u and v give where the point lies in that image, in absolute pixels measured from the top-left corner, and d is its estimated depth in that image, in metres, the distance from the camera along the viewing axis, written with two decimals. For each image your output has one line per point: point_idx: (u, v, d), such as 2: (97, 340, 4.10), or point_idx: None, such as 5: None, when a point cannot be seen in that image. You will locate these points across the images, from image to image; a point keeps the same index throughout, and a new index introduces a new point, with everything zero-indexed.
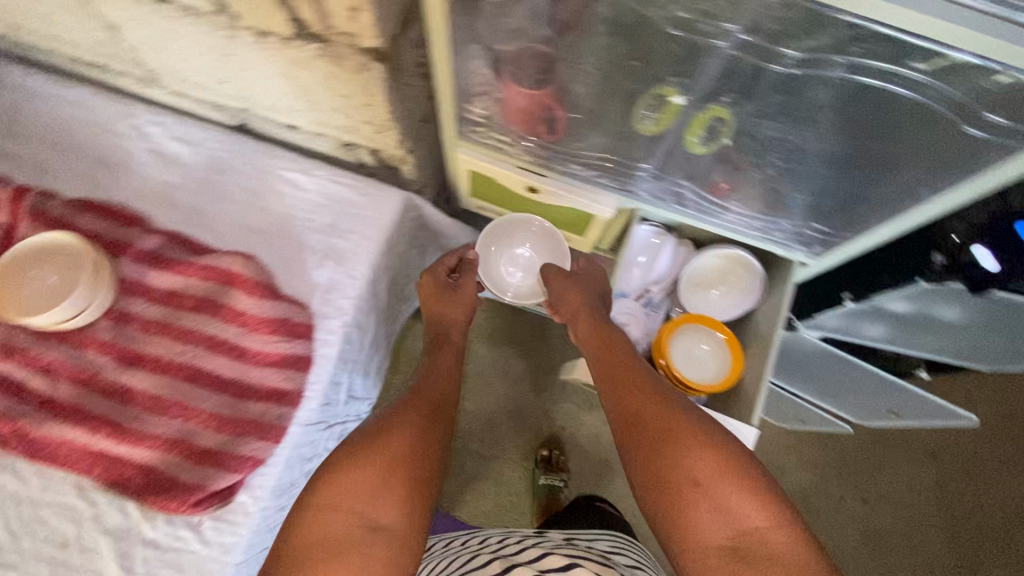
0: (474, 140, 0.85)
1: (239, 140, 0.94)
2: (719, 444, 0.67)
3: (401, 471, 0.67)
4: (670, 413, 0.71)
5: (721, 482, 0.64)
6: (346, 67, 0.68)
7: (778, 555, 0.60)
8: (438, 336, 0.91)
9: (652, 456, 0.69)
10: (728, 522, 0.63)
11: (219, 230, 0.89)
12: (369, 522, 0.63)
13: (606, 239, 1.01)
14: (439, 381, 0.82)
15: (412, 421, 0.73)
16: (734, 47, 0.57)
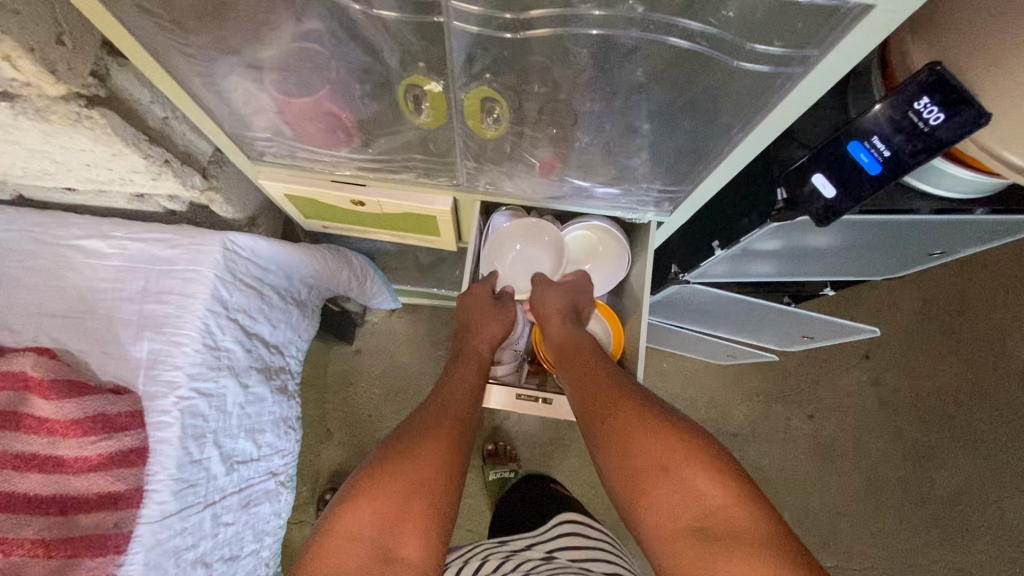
0: (273, 164, 0.74)
1: (14, 215, 0.81)
2: (683, 426, 0.67)
3: (422, 497, 0.67)
4: (631, 403, 0.70)
5: (688, 465, 0.63)
6: (56, 121, 0.57)
7: (742, 533, 0.58)
8: (459, 349, 0.86)
9: (618, 441, 0.68)
10: (692, 503, 0.62)
11: (15, 325, 0.77)
12: (386, 554, 0.64)
13: (467, 232, 0.93)
14: (462, 398, 0.78)
15: (437, 442, 0.71)
16: (475, 22, 0.48)
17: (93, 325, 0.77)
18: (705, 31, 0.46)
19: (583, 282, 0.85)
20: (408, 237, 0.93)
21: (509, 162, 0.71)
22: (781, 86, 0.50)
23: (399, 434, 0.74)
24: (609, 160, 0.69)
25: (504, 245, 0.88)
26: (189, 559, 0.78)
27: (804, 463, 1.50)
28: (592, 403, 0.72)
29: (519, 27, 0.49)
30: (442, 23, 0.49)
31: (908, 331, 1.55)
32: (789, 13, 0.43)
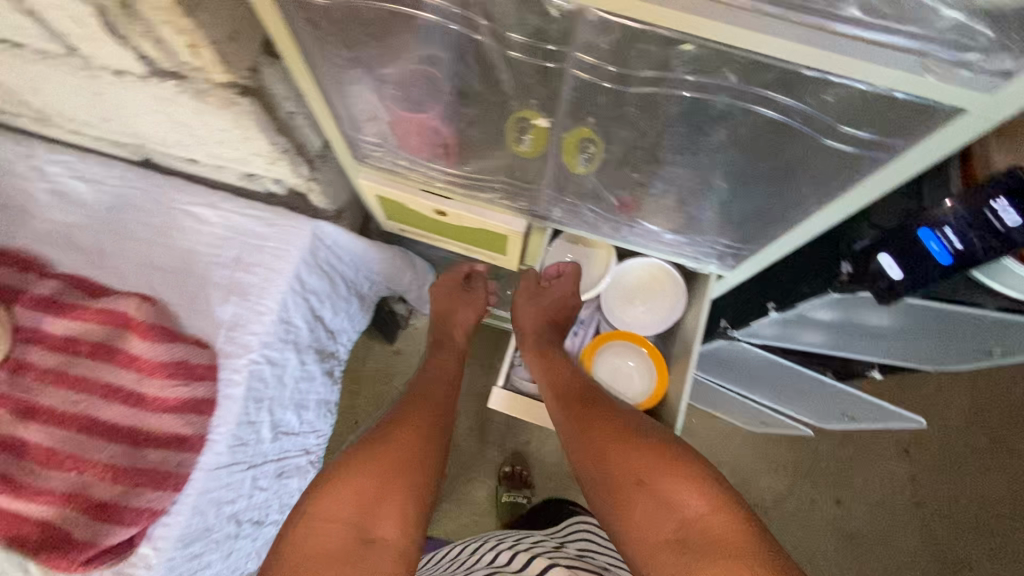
0: (374, 165, 0.82)
1: (140, 175, 0.92)
2: (660, 441, 0.73)
3: (399, 485, 0.77)
4: (610, 421, 0.77)
5: (664, 478, 0.70)
6: (211, 102, 0.66)
7: (716, 539, 0.65)
8: (439, 335, 1.02)
9: (596, 456, 0.75)
10: (672, 516, 0.68)
11: (123, 270, 0.87)
12: (366, 535, 0.73)
13: (531, 254, 0.97)
14: (438, 398, 0.90)
15: (413, 439, 0.81)
16: (589, 73, 0.54)
17: (188, 282, 0.86)
18: (799, 108, 0.50)
19: (564, 296, 0.91)
20: (479, 252, 0.99)
21: (587, 196, 0.76)
22: (864, 166, 0.53)
23: (375, 432, 0.83)
24: (680, 209, 0.74)
25: (554, 259, 0.93)
26: (225, 513, 0.84)
27: (826, 548, 1.45)
28: (568, 415, 0.80)
29: (631, 82, 0.54)
30: (560, 68, 0.55)
31: (953, 430, 1.49)
32: (882, 104, 0.47)
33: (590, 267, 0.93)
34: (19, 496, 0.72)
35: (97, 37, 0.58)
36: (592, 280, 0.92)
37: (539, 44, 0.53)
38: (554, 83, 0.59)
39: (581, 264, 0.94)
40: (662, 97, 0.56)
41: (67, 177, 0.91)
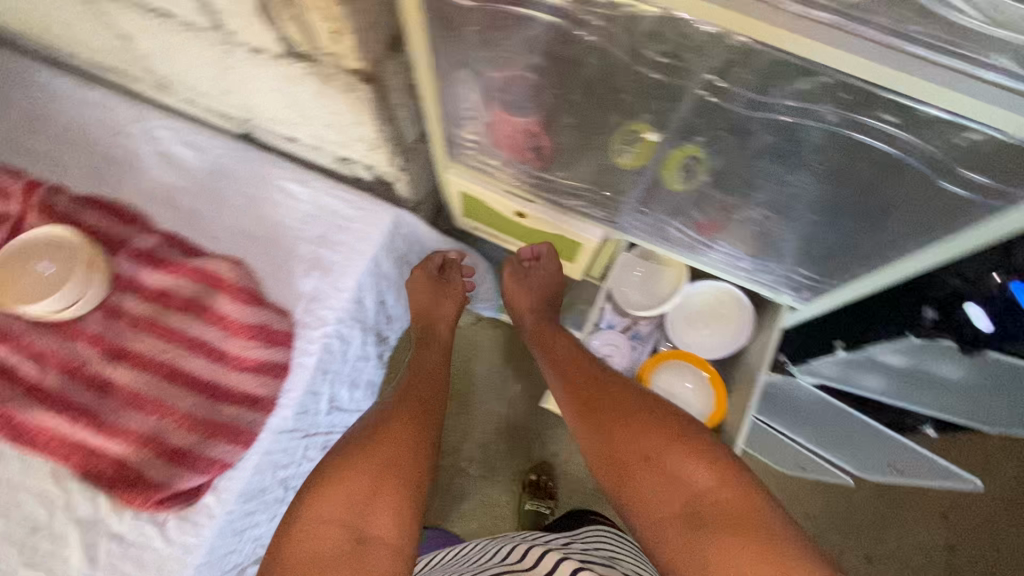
0: (465, 163, 0.85)
1: (240, 148, 0.97)
2: (666, 416, 0.74)
3: (394, 483, 0.75)
4: (614, 397, 0.78)
5: (672, 452, 0.71)
6: (335, 86, 0.70)
7: (726, 511, 0.65)
8: (424, 333, 0.99)
9: (603, 432, 0.76)
10: (680, 490, 0.68)
11: (215, 234, 0.92)
12: (361, 533, 0.71)
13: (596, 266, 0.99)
14: (429, 392, 0.88)
15: (405, 436, 0.80)
16: (712, 91, 0.56)
17: (275, 252, 0.91)
18: (920, 148, 0.50)
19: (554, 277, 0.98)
20: (555, 261, 1.01)
21: (672, 213, 0.78)
22: (974, 214, 0.54)
23: (368, 428, 0.81)
24: (762, 240, 0.77)
25: (624, 271, 0.92)
26: (278, 477, 0.88)
27: None
28: (573, 392, 0.81)
29: (753, 106, 0.56)
30: (684, 86, 0.57)
31: (996, 501, 1.44)
32: (1010, 153, 0.46)
33: (659, 283, 0.92)
34: (105, 432, 0.77)
35: (249, 16, 0.63)
36: (660, 297, 0.91)
37: (672, 63, 0.55)
38: (666, 104, 0.61)
39: (649, 279, 0.93)
40: (777, 126, 0.58)
41: (174, 142, 0.97)
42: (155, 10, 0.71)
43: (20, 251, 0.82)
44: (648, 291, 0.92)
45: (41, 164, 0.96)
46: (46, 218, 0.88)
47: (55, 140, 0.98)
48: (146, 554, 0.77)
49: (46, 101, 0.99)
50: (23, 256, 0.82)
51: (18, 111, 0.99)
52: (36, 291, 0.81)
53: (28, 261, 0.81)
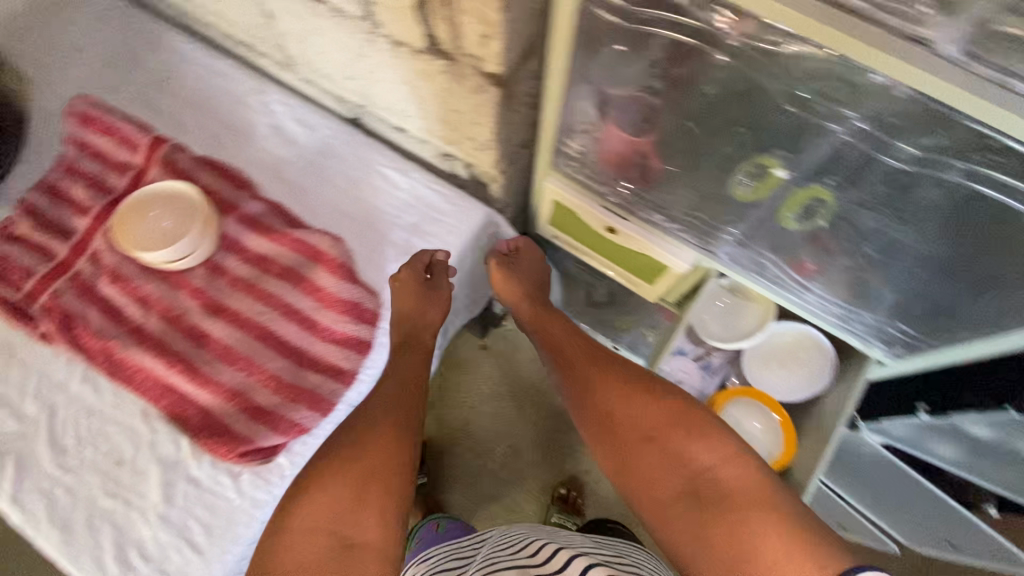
0: (567, 173, 0.86)
1: (348, 131, 1.02)
2: (665, 400, 0.84)
3: (373, 492, 0.75)
4: (615, 385, 0.87)
5: (672, 434, 0.81)
6: (465, 85, 0.73)
7: (723, 488, 0.76)
8: (408, 337, 0.91)
9: (608, 417, 0.86)
10: (682, 468, 0.78)
11: (315, 209, 0.97)
12: (346, 540, 0.71)
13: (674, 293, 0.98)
14: (405, 397, 0.85)
15: (378, 447, 0.78)
16: (848, 133, 0.61)
17: (370, 234, 0.95)
18: None
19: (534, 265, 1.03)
20: (632, 280, 1.00)
21: (774, 248, 0.80)
22: None
23: (342, 437, 0.80)
24: (858, 289, 0.79)
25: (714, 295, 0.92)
26: None
27: None
28: (579, 377, 0.90)
29: (883, 151, 0.60)
30: (830, 127, 0.61)
31: None
32: None
33: (745, 315, 0.92)
34: (198, 381, 0.82)
35: (404, 11, 0.66)
36: (744, 329, 0.91)
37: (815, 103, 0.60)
38: (811, 138, 0.65)
39: (735, 308, 0.92)
40: (917, 174, 0.61)
41: (288, 118, 1.03)
42: None
43: (142, 200, 0.87)
44: (732, 320, 0.92)
45: (165, 123, 1.03)
46: (168, 172, 0.94)
47: (180, 102, 1.04)
48: (218, 502, 0.79)
49: (178, 66, 1.06)
50: (145, 205, 0.87)
51: (152, 71, 1.06)
52: (153, 240, 0.86)
53: (149, 211, 0.87)
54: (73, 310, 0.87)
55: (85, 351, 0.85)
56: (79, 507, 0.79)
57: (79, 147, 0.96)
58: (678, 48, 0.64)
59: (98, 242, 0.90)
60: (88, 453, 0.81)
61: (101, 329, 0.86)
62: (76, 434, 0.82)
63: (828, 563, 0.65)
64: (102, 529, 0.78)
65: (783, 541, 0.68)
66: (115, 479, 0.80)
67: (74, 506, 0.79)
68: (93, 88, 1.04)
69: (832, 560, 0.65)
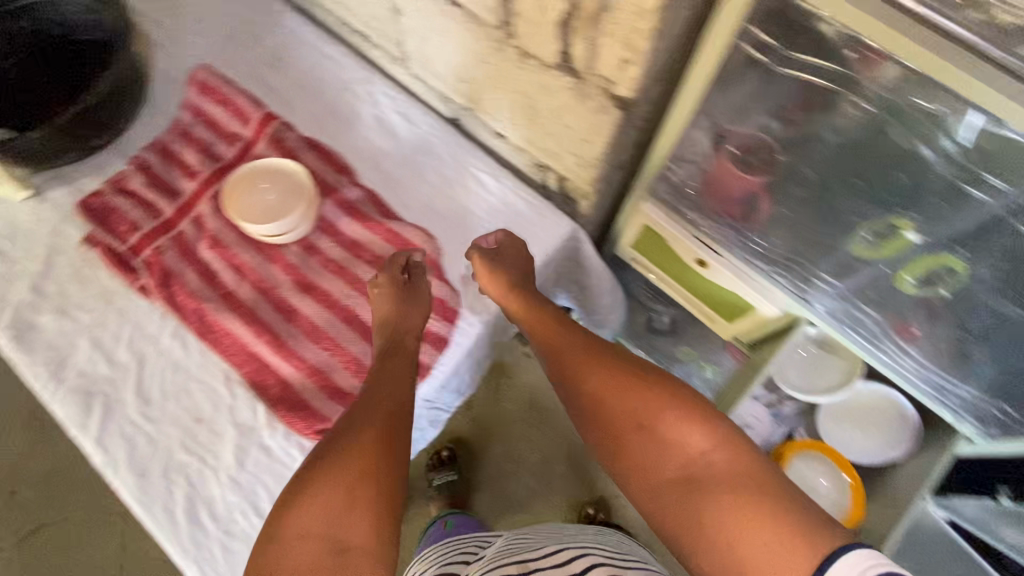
0: (667, 200, 0.86)
1: (446, 131, 1.04)
2: (654, 385, 0.76)
3: (367, 493, 0.67)
4: (603, 373, 0.80)
5: (663, 419, 0.73)
6: (587, 104, 0.73)
7: (717, 473, 0.68)
8: (390, 343, 0.83)
9: (597, 402, 0.79)
10: (675, 453, 0.71)
11: (407, 202, 0.99)
12: (339, 544, 0.63)
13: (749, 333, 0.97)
14: (396, 397, 0.77)
15: (370, 447, 0.71)
16: (1004, 207, 0.63)
17: (457, 234, 0.97)
18: None
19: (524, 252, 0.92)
20: (711, 318, 0.98)
21: (881, 306, 0.82)
22: None
23: (333, 441, 0.72)
24: (958, 361, 0.82)
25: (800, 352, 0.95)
26: None
27: None
28: (567, 368, 0.83)
29: None
30: (982, 200, 0.64)
31: None
32: None
33: (828, 374, 0.94)
34: (283, 353, 0.85)
35: (545, 25, 0.67)
36: (830, 387, 0.94)
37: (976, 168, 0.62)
38: (953, 204, 0.67)
39: (821, 366, 0.95)
40: None
41: (390, 110, 1.06)
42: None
43: (252, 173, 0.92)
44: (817, 377, 0.95)
45: (274, 99, 1.07)
46: (274, 148, 0.98)
47: (290, 81, 1.08)
48: (286, 475, 0.82)
49: (292, 46, 1.10)
50: (254, 177, 0.92)
51: (268, 48, 1.10)
52: (257, 212, 0.90)
53: (258, 184, 0.92)
54: (172, 269, 0.91)
55: (179, 308, 0.89)
56: (157, 456, 0.82)
57: (195, 113, 1.01)
58: (810, 93, 0.67)
59: (203, 206, 0.94)
60: (170, 407, 0.85)
61: (197, 290, 0.89)
62: (161, 386, 0.86)
63: (822, 548, 0.58)
64: (177, 482, 0.81)
65: (776, 535, 0.61)
66: (193, 436, 0.83)
67: (152, 455, 0.82)
68: (212, 58, 1.09)
69: (828, 547, 0.58)
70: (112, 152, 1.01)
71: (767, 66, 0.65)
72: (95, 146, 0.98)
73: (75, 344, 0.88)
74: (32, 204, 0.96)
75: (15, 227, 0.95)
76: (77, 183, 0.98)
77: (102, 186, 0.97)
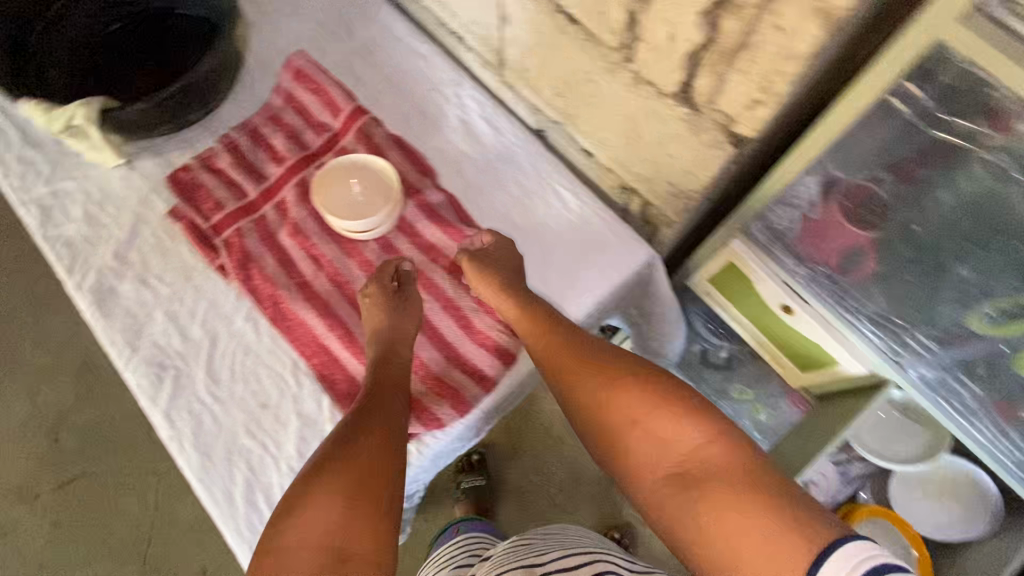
0: (758, 240, 0.84)
1: (531, 142, 1.03)
2: (647, 382, 0.76)
3: (365, 501, 0.66)
4: (599, 374, 0.78)
5: (655, 415, 0.73)
6: (699, 137, 0.71)
7: (714, 469, 0.67)
8: (383, 353, 0.82)
9: (592, 406, 0.78)
10: (673, 449, 0.71)
11: (485, 210, 0.98)
12: (338, 553, 0.61)
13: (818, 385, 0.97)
14: (389, 403, 0.77)
15: (367, 454, 0.70)
16: None
17: (534, 248, 0.96)
18: None
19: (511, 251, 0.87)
20: (783, 362, 0.98)
21: (987, 384, 0.77)
22: None
23: (330, 450, 0.71)
24: None
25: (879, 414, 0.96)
26: (457, 449, 0.93)
27: None
28: (559, 373, 0.81)
29: None
30: None
31: None
32: None
33: (904, 442, 0.94)
34: (354, 350, 0.86)
35: (671, 56, 0.65)
36: (906, 456, 0.93)
37: None
38: None
39: (900, 434, 0.95)
40: None
41: (476, 115, 1.05)
42: (563, 12, 0.75)
43: (342, 167, 0.93)
44: (895, 443, 0.94)
45: (361, 92, 1.07)
46: (361, 143, 0.98)
47: (380, 75, 1.08)
48: None
49: (385, 40, 1.10)
50: (343, 172, 0.93)
51: (361, 40, 1.10)
52: (342, 206, 0.91)
53: (346, 179, 0.93)
54: (252, 252, 0.92)
55: (254, 292, 0.90)
56: (222, 437, 0.83)
57: (286, 98, 1.02)
58: (944, 155, 0.65)
59: (287, 193, 0.95)
60: (238, 389, 0.86)
61: (275, 276, 0.90)
62: (231, 368, 0.87)
63: (817, 536, 0.57)
64: (238, 465, 0.82)
65: (772, 532, 0.60)
66: (257, 421, 0.84)
67: (217, 435, 0.84)
68: (306, 45, 1.09)
69: (824, 537, 0.57)
70: (203, 128, 1.02)
71: (904, 116, 0.63)
72: (188, 121, 0.99)
73: (152, 315, 0.90)
74: (123, 171, 0.98)
75: (106, 192, 0.97)
76: (167, 156, 1.00)
77: (190, 161, 0.98)
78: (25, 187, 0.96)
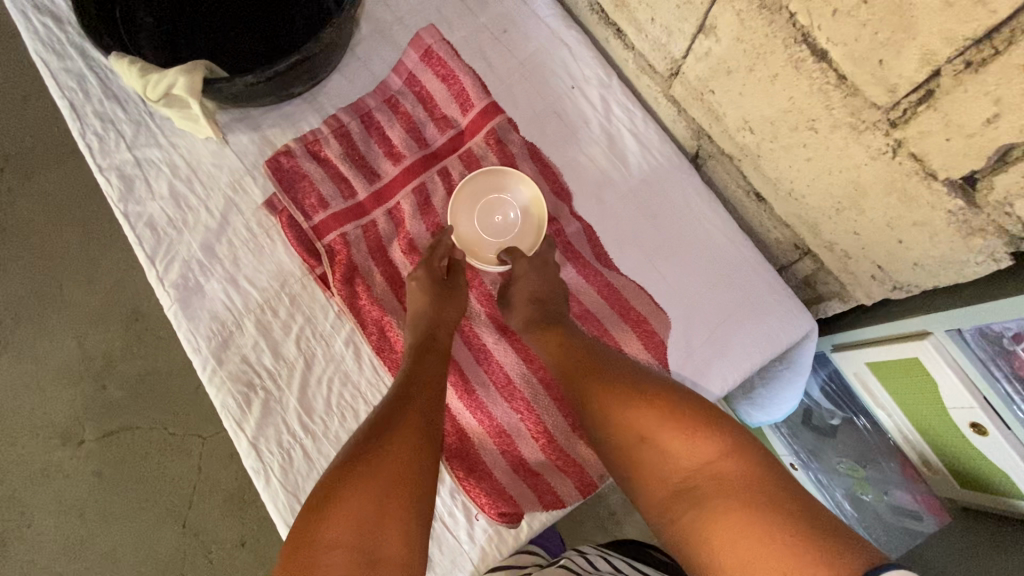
0: (963, 344, 0.70)
1: (686, 170, 0.86)
2: (658, 395, 0.62)
3: (398, 496, 0.55)
4: (602, 380, 0.66)
5: (663, 429, 0.59)
6: (965, 239, 0.56)
7: (729, 488, 0.53)
8: (420, 342, 0.72)
9: (592, 417, 0.65)
10: (680, 466, 0.57)
11: (624, 244, 0.84)
12: (371, 554, 0.51)
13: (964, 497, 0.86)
14: (432, 393, 0.66)
15: (406, 448, 0.59)
16: None
17: (674, 303, 0.82)
18: None
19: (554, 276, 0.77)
20: (936, 467, 0.88)
21: None
22: None
23: (358, 438, 0.60)
24: None
25: None
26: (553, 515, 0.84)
27: None
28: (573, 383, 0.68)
29: None
30: None
31: None
32: None
33: None
34: (470, 403, 0.77)
35: (973, 140, 0.51)
36: None
37: None
38: None
39: None
40: None
41: (624, 127, 0.87)
42: (808, 43, 0.59)
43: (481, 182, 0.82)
44: None
45: (490, 79, 0.90)
46: (493, 149, 0.83)
47: (513, 61, 0.90)
48: (445, 539, 0.73)
49: (522, 17, 0.91)
50: (482, 187, 0.82)
51: (493, 13, 0.92)
52: (477, 227, 0.83)
53: (485, 195, 0.83)
54: (359, 265, 0.81)
55: (359, 314, 0.79)
56: (313, 479, 0.74)
57: (407, 80, 0.86)
58: None
59: (403, 200, 0.83)
60: (334, 424, 0.76)
61: (382, 300, 0.80)
62: (328, 398, 0.77)
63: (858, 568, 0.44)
64: None
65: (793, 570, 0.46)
66: None
67: (307, 473, 0.75)
68: (430, 12, 0.91)
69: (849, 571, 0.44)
70: (307, 103, 0.88)
71: None
72: (292, 94, 0.85)
73: (242, 324, 0.79)
74: (215, 146, 0.85)
75: (194, 169, 0.84)
76: (264, 133, 0.86)
77: (291, 144, 0.83)
78: (104, 151, 0.84)
